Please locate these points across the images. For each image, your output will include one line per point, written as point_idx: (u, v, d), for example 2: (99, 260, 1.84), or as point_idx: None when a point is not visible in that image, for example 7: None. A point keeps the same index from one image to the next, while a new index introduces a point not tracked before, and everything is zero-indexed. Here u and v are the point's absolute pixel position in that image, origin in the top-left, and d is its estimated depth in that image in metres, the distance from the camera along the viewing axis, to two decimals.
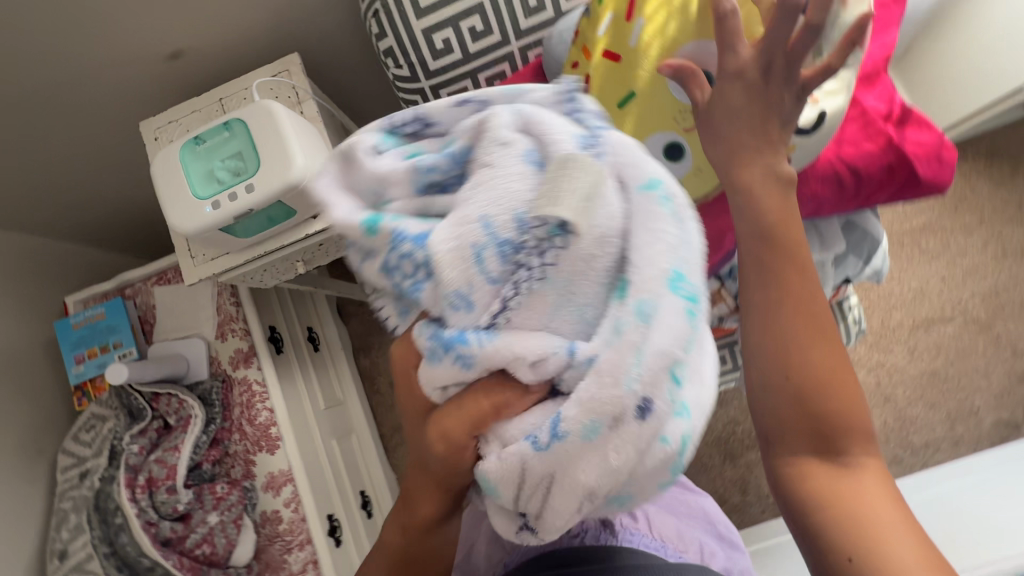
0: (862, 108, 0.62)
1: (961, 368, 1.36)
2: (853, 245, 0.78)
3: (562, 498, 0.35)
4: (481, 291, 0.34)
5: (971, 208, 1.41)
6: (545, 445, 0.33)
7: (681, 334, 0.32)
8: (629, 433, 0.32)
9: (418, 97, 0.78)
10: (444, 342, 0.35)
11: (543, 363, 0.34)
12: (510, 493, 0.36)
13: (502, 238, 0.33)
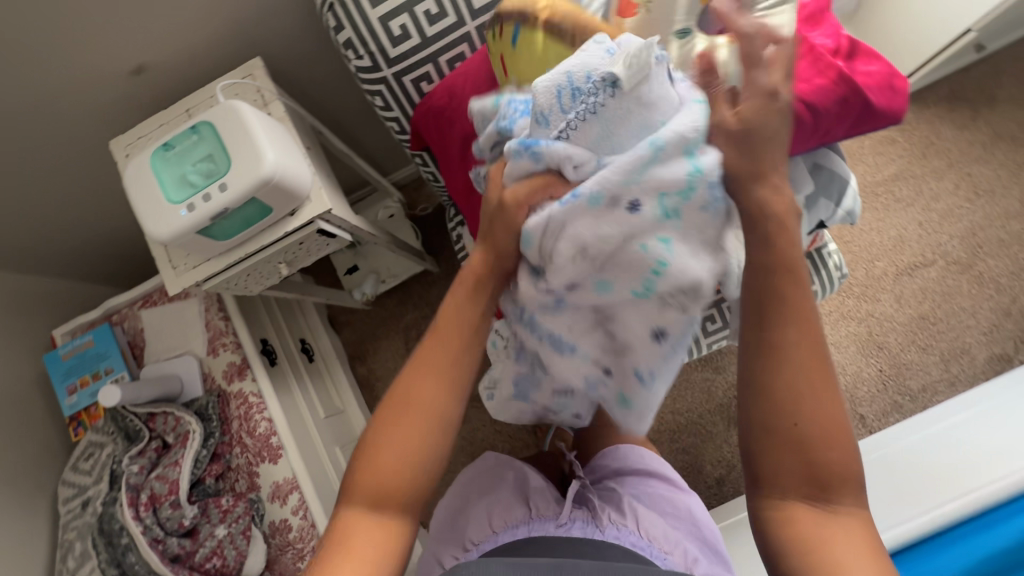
0: (810, 45, 0.64)
1: (949, 309, 1.38)
2: (821, 187, 0.80)
3: (564, 274, 0.53)
4: (554, 117, 0.52)
5: (939, 152, 1.44)
6: (570, 202, 0.50)
7: (676, 178, 0.47)
8: (621, 219, 0.50)
9: (382, 86, 0.80)
10: (523, 145, 0.53)
11: (583, 167, 0.51)
12: (540, 242, 0.53)
13: (576, 88, 0.51)
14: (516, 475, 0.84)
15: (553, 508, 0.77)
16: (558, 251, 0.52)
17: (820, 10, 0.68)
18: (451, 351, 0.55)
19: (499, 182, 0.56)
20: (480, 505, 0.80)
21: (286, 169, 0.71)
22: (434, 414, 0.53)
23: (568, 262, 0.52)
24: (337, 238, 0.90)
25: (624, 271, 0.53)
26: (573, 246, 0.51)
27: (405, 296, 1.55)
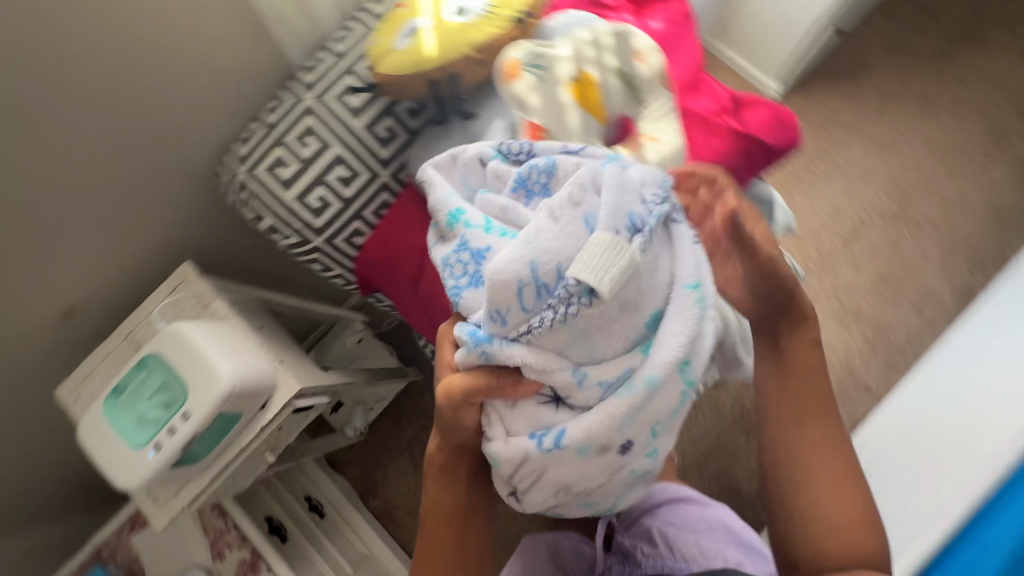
0: (699, 116, 0.69)
1: (901, 259, 1.45)
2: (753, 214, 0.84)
3: (534, 497, 0.58)
4: (513, 314, 0.52)
5: (837, 124, 1.55)
6: (546, 449, 0.53)
7: (669, 406, 0.53)
8: (609, 460, 0.55)
9: (318, 254, 0.80)
10: (477, 339, 0.54)
11: (549, 374, 0.53)
12: (508, 469, 0.56)
13: (542, 280, 0.50)
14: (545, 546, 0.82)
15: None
16: (525, 481, 0.57)
17: (696, 76, 0.73)
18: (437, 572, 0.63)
19: (455, 369, 0.58)
20: None
21: (245, 373, 0.69)
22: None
23: (548, 485, 0.57)
24: (315, 405, 0.87)
25: (614, 488, 0.60)
26: (546, 482, 0.56)
27: (398, 413, 1.51)
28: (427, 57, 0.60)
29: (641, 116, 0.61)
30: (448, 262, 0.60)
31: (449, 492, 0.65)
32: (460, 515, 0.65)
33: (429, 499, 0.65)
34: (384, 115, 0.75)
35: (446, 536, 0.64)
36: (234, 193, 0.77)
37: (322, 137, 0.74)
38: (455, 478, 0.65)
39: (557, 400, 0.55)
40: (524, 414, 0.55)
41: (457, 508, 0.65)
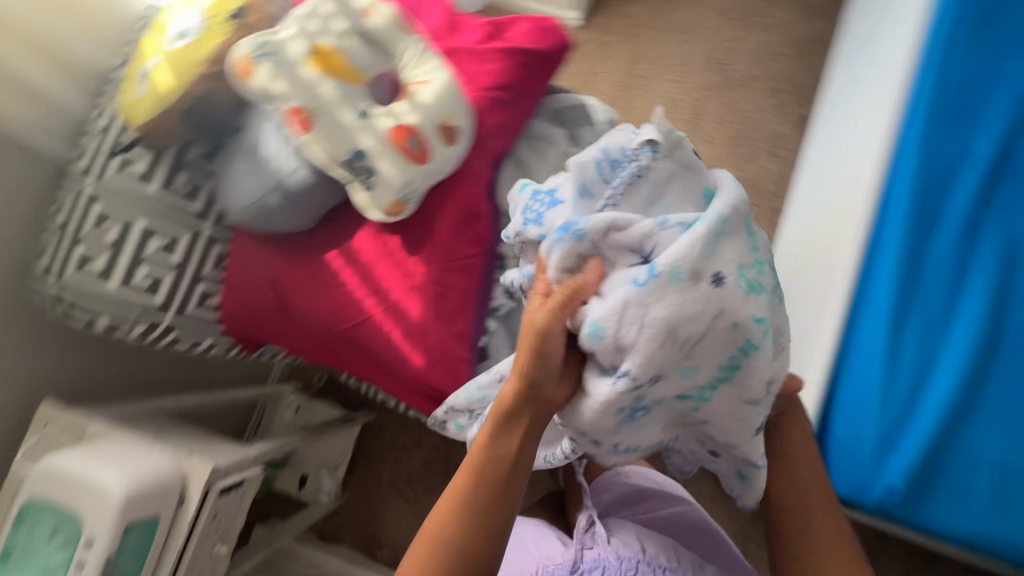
0: (465, 49, 0.71)
1: (742, 118, 1.58)
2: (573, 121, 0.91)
3: (668, 374, 0.51)
4: (591, 191, 0.54)
5: (640, 28, 1.66)
6: (643, 280, 0.48)
7: (746, 251, 0.50)
8: (703, 294, 0.48)
9: (174, 331, 0.76)
10: (564, 226, 0.51)
11: (635, 225, 0.50)
12: (610, 326, 0.48)
13: (608, 154, 0.54)
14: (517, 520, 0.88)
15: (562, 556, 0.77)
16: (643, 346, 0.48)
17: (450, 17, 0.75)
18: (457, 543, 0.52)
19: (542, 272, 0.54)
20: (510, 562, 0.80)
21: (138, 477, 0.65)
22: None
23: (664, 358, 0.49)
24: (247, 480, 0.83)
25: (711, 354, 0.51)
26: (665, 339, 0.48)
27: (369, 460, 1.46)
28: (163, 89, 0.61)
29: (402, 67, 0.62)
30: (525, 206, 0.59)
31: (507, 450, 0.54)
32: (508, 478, 0.54)
33: (488, 443, 0.54)
34: (177, 170, 0.72)
35: (482, 503, 0.53)
36: (55, 307, 0.72)
37: (119, 216, 0.70)
38: (521, 426, 0.53)
39: (646, 257, 0.50)
40: (618, 278, 0.50)
41: (509, 470, 0.54)
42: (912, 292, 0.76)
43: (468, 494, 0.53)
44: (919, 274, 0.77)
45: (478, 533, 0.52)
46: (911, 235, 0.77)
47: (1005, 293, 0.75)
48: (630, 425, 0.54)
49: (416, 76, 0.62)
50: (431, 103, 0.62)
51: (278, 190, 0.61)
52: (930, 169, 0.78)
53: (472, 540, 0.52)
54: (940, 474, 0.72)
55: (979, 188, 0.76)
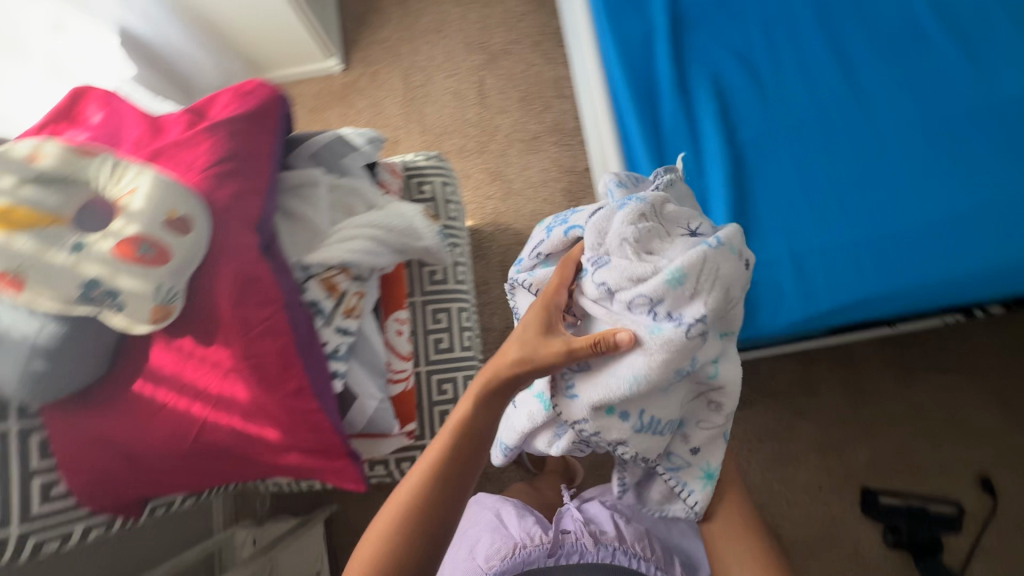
0: (173, 139, 0.74)
1: (520, 80, 1.70)
2: (333, 157, 0.97)
3: (706, 347, 0.63)
4: (615, 195, 0.74)
5: (398, 44, 1.74)
6: (716, 241, 0.61)
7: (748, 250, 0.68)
8: (739, 265, 0.63)
9: (36, 539, 0.70)
10: (627, 202, 0.68)
11: (677, 213, 0.68)
12: (682, 275, 0.60)
13: (627, 177, 0.77)
14: (497, 499, 0.99)
15: (541, 538, 0.91)
16: (702, 299, 0.60)
17: (150, 122, 0.78)
18: (421, 501, 0.63)
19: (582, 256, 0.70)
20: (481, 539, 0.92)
21: None
22: (402, 559, 0.60)
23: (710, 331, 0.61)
24: None
25: (732, 318, 0.65)
26: (720, 296, 0.61)
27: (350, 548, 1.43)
28: None
29: (104, 188, 0.64)
30: (550, 224, 0.82)
31: (479, 425, 0.67)
32: (475, 452, 0.66)
33: (463, 419, 0.66)
34: None
35: (449, 473, 0.64)
36: None
37: None
38: (497, 397, 0.67)
39: (692, 235, 0.66)
40: (678, 247, 0.65)
41: (476, 445, 0.66)
42: (663, 148, 0.88)
43: (439, 465, 0.64)
44: (661, 134, 0.89)
45: (439, 497, 0.63)
46: (640, 108, 0.90)
47: (727, 119, 0.88)
48: (652, 391, 0.65)
49: (121, 188, 0.65)
50: (148, 203, 0.64)
51: (35, 354, 0.60)
52: (631, 55, 0.92)
53: (434, 499, 0.63)
54: (752, 278, 0.81)
55: (670, 52, 0.91)
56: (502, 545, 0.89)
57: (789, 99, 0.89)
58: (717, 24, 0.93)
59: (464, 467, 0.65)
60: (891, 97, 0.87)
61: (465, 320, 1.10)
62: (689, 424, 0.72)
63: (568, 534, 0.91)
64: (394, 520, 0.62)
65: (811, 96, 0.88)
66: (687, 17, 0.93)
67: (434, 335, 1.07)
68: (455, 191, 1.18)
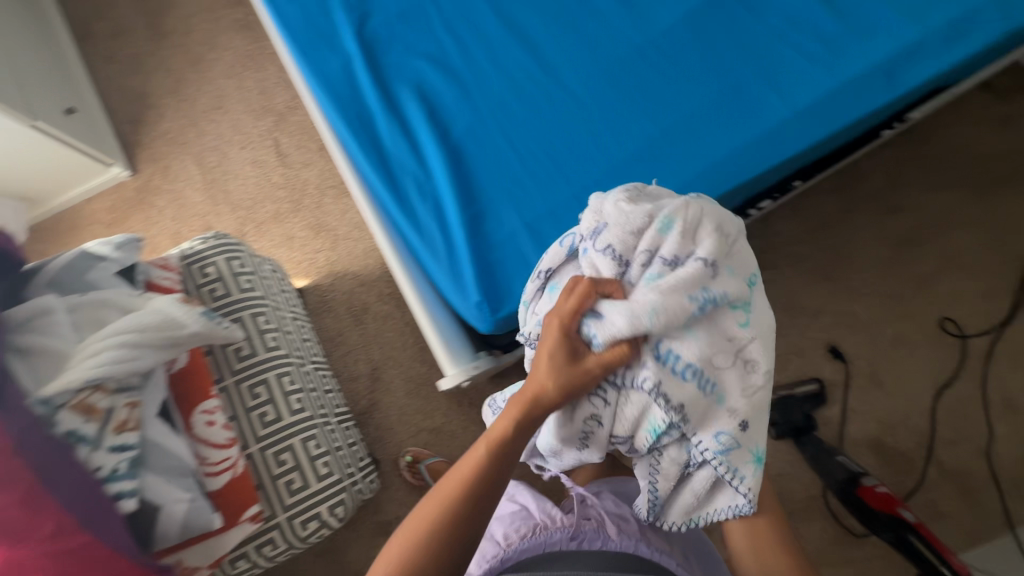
0: None
1: (314, 129, 1.70)
2: (77, 275, 0.93)
3: (725, 282, 0.65)
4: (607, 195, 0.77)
5: (180, 133, 1.70)
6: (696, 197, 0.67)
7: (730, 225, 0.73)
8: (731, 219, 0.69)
9: None
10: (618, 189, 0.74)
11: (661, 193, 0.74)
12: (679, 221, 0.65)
13: None
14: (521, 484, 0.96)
15: (564, 522, 0.88)
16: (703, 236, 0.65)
17: None
18: (462, 508, 0.63)
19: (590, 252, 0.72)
20: (503, 520, 0.91)
21: None
22: (436, 557, 0.61)
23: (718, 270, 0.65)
24: None
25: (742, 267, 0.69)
26: (714, 233, 0.66)
27: None
28: None
29: None
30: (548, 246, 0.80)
31: (518, 439, 0.66)
32: (508, 463, 0.66)
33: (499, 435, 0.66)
34: None
35: (483, 487, 0.65)
36: None
37: None
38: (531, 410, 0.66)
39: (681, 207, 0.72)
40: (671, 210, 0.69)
41: (512, 458, 0.67)
42: (389, 167, 0.90)
43: (476, 478, 0.65)
44: (385, 154, 0.92)
45: (474, 506, 0.64)
46: (357, 136, 0.92)
47: (440, 121, 0.92)
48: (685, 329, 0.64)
49: None
50: None
51: None
52: (335, 89, 0.94)
53: (467, 509, 0.63)
54: (495, 260, 0.84)
55: (370, 75, 0.94)
56: (524, 526, 0.88)
57: (487, 83, 0.93)
58: (405, 36, 0.96)
59: (496, 479, 0.66)
60: (575, 56, 0.93)
61: (288, 385, 1.08)
62: (731, 394, 0.66)
63: (588, 520, 0.87)
64: (434, 519, 0.63)
65: (507, 77, 0.93)
66: (377, 38, 0.96)
67: (258, 410, 1.04)
68: (246, 263, 1.16)
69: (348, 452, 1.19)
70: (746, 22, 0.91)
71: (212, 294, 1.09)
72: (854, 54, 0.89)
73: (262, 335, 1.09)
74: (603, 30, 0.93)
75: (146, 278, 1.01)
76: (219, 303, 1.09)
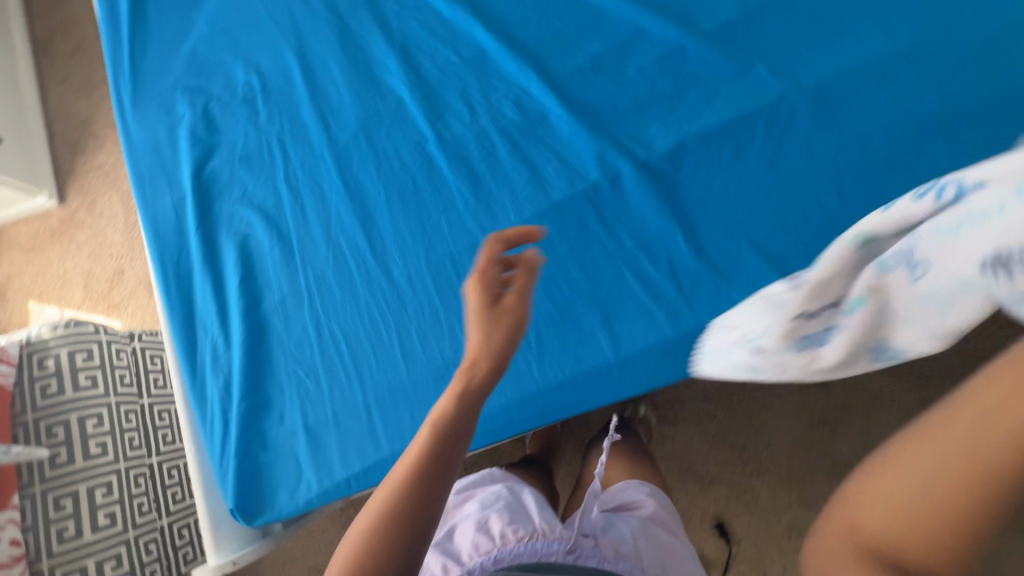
0: None
1: None
2: None
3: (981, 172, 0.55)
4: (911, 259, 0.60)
5: (114, 167, 1.67)
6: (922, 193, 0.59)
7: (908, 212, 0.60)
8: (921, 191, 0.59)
9: None
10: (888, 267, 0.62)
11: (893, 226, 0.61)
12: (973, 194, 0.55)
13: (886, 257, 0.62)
14: (533, 494, 0.82)
15: (560, 532, 0.72)
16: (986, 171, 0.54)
17: None
18: (410, 493, 0.48)
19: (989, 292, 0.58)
20: (496, 517, 0.75)
21: None
22: (388, 538, 0.46)
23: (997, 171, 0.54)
24: None
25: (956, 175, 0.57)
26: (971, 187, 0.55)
27: None
28: None
29: None
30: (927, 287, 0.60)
31: (462, 407, 0.52)
32: (462, 444, 0.51)
33: (441, 413, 0.52)
34: None
35: (430, 467, 0.49)
36: None
37: None
38: (470, 387, 0.54)
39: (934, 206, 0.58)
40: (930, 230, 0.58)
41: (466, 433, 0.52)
42: (192, 325, 0.86)
43: (420, 461, 0.49)
44: (193, 309, 0.87)
45: (421, 498, 0.48)
46: (169, 289, 0.87)
47: (253, 286, 0.86)
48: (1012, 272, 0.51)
49: None
50: None
51: None
52: (160, 231, 0.90)
53: (409, 506, 0.47)
54: (266, 460, 0.80)
55: (195, 220, 0.88)
56: (523, 529, 0.72)
57: (314, 251, 0.86)
58: (246, 180, 0.90)
59: (446, 461, 0.50)
60: (406, 238, 0.85)
61: (100, 498, 1.05)
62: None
63: (592, 537, 0.71)
64: (382, 506, 0.47)
65: (333, 248, 0.86)
66: (215, 179, 0.90)
67: (55, 525, 1.01)
68: (94, 356, 1.12)
69: (170, 558, 1.10)
70: (591, 241, 0.81)
71: (43, 391, 1.07)
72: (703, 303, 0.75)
73: (85, 440, 1.06)
74: (444, 214, 0.85)
75: None
76: (48, 401, 1.07)
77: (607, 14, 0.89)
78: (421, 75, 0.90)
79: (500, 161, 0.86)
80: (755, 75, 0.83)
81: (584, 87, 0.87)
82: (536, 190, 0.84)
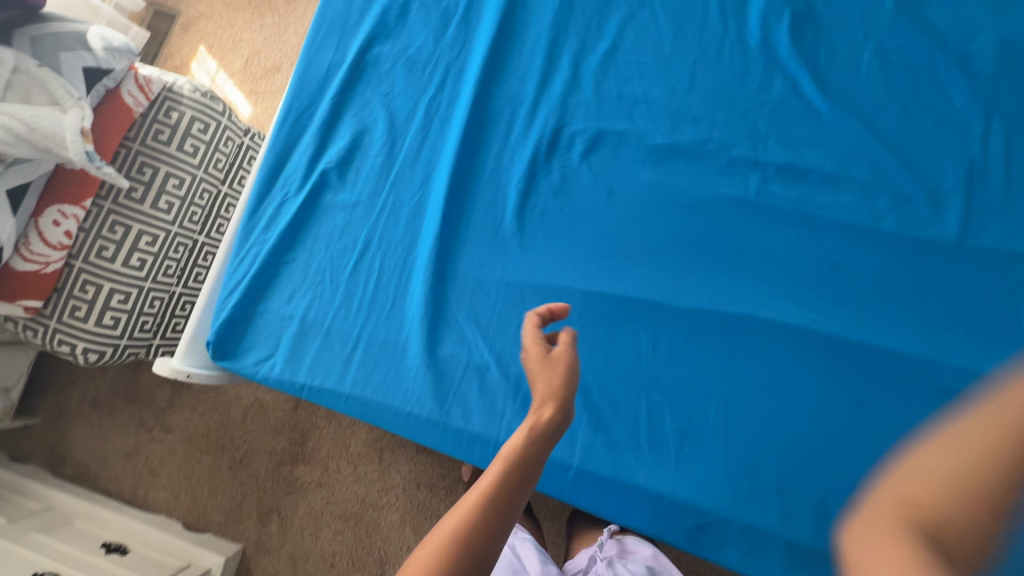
0: None
1: None
2: (64, 47, 1.08)
3: None
4: None
5: None
6: None
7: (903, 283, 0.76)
8: None
9: None
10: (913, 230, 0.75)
11: None
12: None
13: None
14: (527, 540, 0.88)
15: None
16: None
17: None
18: (488, 521, 0.49)
19: None
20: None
21: None
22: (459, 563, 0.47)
23: None
24: None
25: None
26: None
27: (59, 387, 1.56)
28: None
29: None
30: None
31: (536, 446, 0.54)
32: (529, 484, 0.53)
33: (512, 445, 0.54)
34: None
35: (504, 501, 0.51)
36: None
37: None
38: (538, 432, 0.56)
39: None
40: None
41: (533, 469, 0.54)
42: (277, 173, 0.90)
43: (496, 490, 0.51)
44: (285, 160, 0.91)
45: (493, 533, 0.49)
46: (281, 131, 0.91)
47: (341, 177, 0.88)
48: None
49: None
50: None
51: None
52: (305, 77, 0.93)
53: (481, 527, 0.49)
54: (260, 320, 0.84)
55: (336, 88, 0.91)
56: None
57: (407, 183, 0.87)
58: (396, 82, 0.90)
59: (513, 499, 0.52)
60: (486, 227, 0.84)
61: (144, 243, 1.17)
62: None
63: None
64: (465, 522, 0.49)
65: (424, 192, 0.86)
66: (373, 66, 0.92)
67: (102, 241, 1.14)
68: (207, 132, 1.22)
69: (164, 321, 1.24)
70: (638, 348, 0.77)
71: (155, 134, 1.18)
72: (688, 480, 0.71)
73: (159, 192, 1.18)
74: (531, 231, 0.82)
75: (128, 77, 1.16)
76: (154, 144, 1.18)
77: (812, 156, 0.80)
78: (602, 95, 0.86)
79: (610, 222, 0.81)
80: (905, 317, 0.73)
81: (736, 211, 0.79)
82: (625, 269, 0.80)
